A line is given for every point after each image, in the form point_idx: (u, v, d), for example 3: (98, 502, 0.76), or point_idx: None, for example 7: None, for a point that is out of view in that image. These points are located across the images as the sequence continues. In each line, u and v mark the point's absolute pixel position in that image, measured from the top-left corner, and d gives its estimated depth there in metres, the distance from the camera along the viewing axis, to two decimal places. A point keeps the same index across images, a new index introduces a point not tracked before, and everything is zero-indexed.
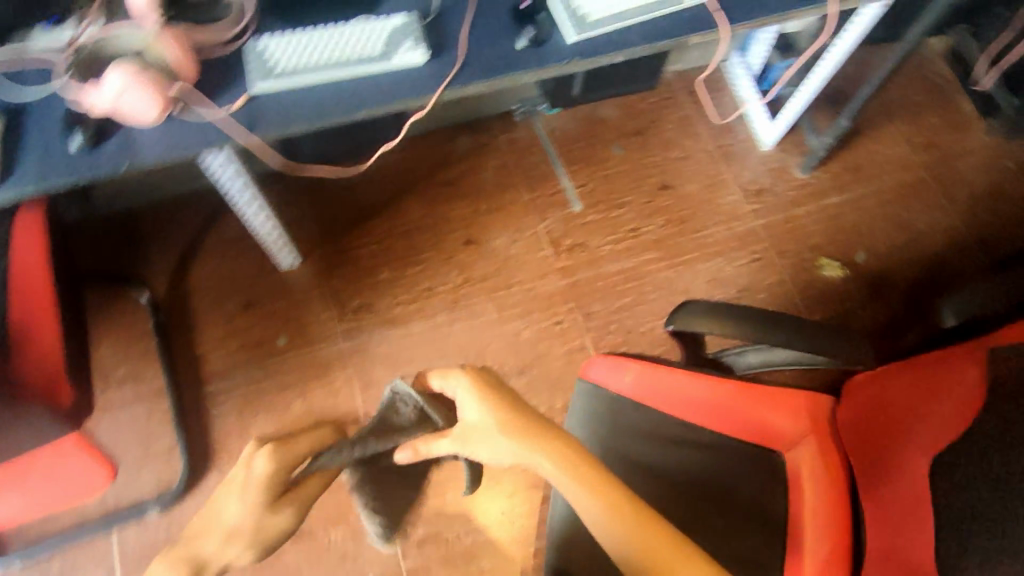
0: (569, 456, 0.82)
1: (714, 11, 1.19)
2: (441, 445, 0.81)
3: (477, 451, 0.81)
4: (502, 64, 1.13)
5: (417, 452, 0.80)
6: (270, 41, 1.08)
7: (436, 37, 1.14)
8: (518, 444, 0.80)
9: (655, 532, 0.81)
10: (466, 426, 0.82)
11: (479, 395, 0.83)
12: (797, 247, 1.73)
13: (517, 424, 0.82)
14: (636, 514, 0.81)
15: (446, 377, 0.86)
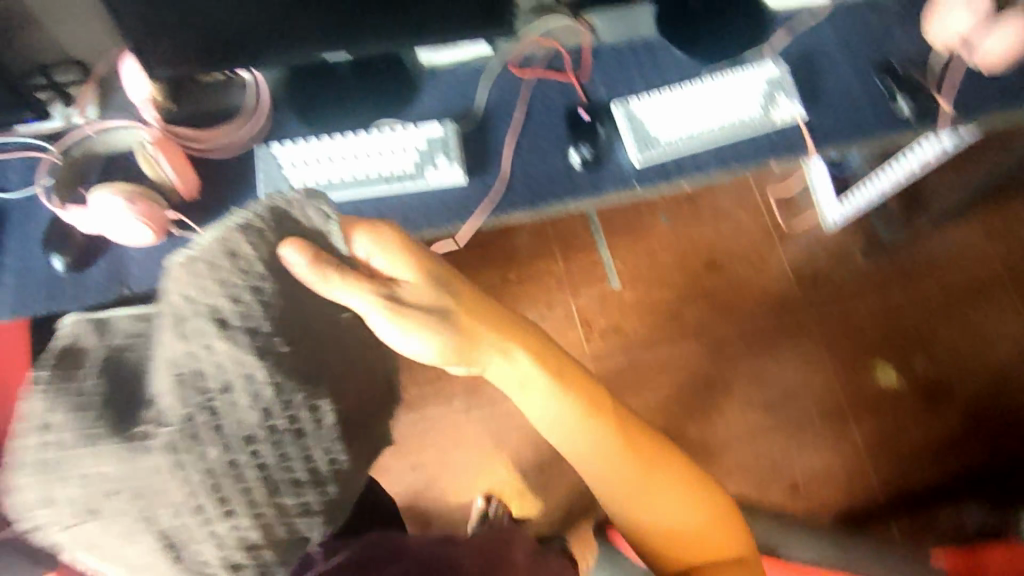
0: (546, 376, 0.71)
1: (805, 132, 1.02)
2: (360, 293, 0.61)
3: (408, 321, 0.64)
4: (551, 187, 0.97)
5: (314, 270, 0.58)
6: (284, 151, 0.95)
7: (478, 152, 0.99)
8: (494, 341, 0.70)
9: (653, 466, 0.75)
10: (407, 291, 0.66)
11: (414, 258, 0.67)
12: (846, 345, 1.58)
13: (471, 318, 0.69)
14: (627, 442, 0.74)
15: (377, 233, 0.67)
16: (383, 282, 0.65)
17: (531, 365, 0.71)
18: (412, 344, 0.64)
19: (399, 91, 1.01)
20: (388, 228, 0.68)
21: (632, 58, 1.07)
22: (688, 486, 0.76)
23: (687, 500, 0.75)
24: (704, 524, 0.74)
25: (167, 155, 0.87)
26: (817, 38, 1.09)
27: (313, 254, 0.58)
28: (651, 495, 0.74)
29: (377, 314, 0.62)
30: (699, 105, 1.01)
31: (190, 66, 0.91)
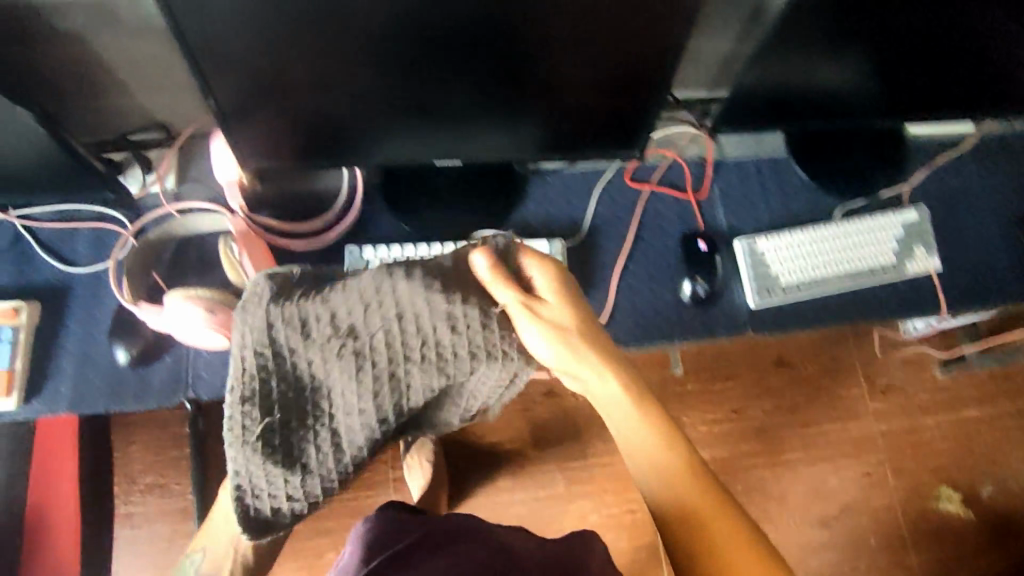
0: (630, 399, 0.64)
1: (939, 290, 0.93)
2: (505, 296, 0.63)
3: (537, 328, 0.63)
4: (658, 324, 0.89)
5: (491, 267, 0.63)
6: (376, 255, 0.87)
7: (581, 274, 0.91)
8: (588, 362, 0.63)
9: (659, 435, 0.63)
10: (548, 305, 0.64)
11: (559, 288, 0.65)
12: (914, 463, 1.48)
13: (589, 343, 0.64)
14: (648, 416, 0.64)
15: (532, 255, 0.65)
16: (530, 283, 0.65)
17: (619, 391, 0.64)
18: (533, 348, 0.64)
19: (503, 194, 0.92)
20: (539, 259, 0.65)
21: (757, 180, 0.97)
22: (681, 469, 0.61)
23: (670, 472, 0.61)
24: (691, 500, 0.59)
25: (254, 260, 0.80)
26: (962, 177, 0.99)
27: (494, 258, 0.64)
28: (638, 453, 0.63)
29: (515, 315, 0.63)
30: (829, 250, 0.91)
31: (288, 161, 0.85)
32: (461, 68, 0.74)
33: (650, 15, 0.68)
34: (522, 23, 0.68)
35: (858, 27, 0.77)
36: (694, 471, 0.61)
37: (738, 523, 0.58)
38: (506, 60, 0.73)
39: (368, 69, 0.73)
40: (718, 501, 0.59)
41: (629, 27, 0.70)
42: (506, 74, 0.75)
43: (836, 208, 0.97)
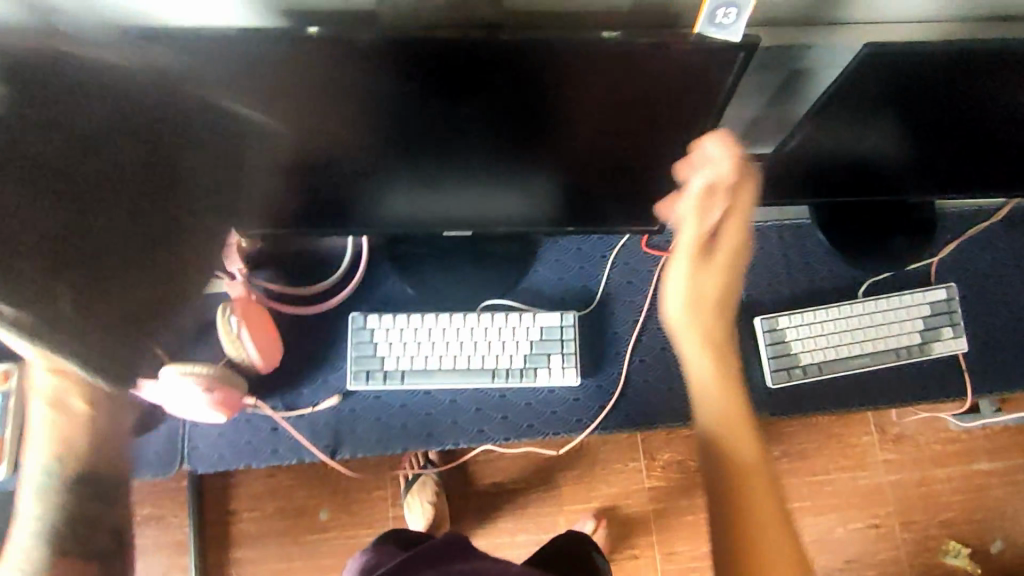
0: (716, 377, 0.59)
1: (965, 372, 0.89)
2: (685, 224, 0.60)
3: (682, 278, 0.61)
4: (671, 401, 0.86)
5: (710, 177, 0.59)
6: (380, 325, 0.83)
7: (593, 347, 0.87)
8: (698, 325, 0.60)
9: (731, 398, 0.59)
10: (713, 267, 0.61)
11: (732, 250, 0.61)
12: (922, 515, 1.45)
13: (716, 318, 0.61)
14: (728, 385, 0.59)
15: (745, 195, 0.60)
16: (709, 235, 0.61)
17: (711, 363, 0.60)
18: (670, 288, 0.62)
19: (514, 259, 0.89)
20: (738, 228, 0.61)
21: (779, 249, 0.93)
22: (737, 425, 0.58)
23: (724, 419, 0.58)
24: (748, 462, 0.56)
25: (252, 333, 0.77)
26: (994, 250, 0.94)
27: (709, 189, 0.60)
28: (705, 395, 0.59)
29: (678, 256, 0.61)
30: (851, 329, 0.88)
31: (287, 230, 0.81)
32: (475, 142, 0.71)
33: (678, 99, 0.65)
34: (547, 102, 0.66)
35: (899, 103, 0.75)
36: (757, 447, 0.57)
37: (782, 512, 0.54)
38: (527, 136, 0.70)
39: (376, 142, 0.70)
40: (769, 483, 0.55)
41: (656, 109, 0.67)
42: (524, 148, 0.72)
43: (861, 284, 0.93)
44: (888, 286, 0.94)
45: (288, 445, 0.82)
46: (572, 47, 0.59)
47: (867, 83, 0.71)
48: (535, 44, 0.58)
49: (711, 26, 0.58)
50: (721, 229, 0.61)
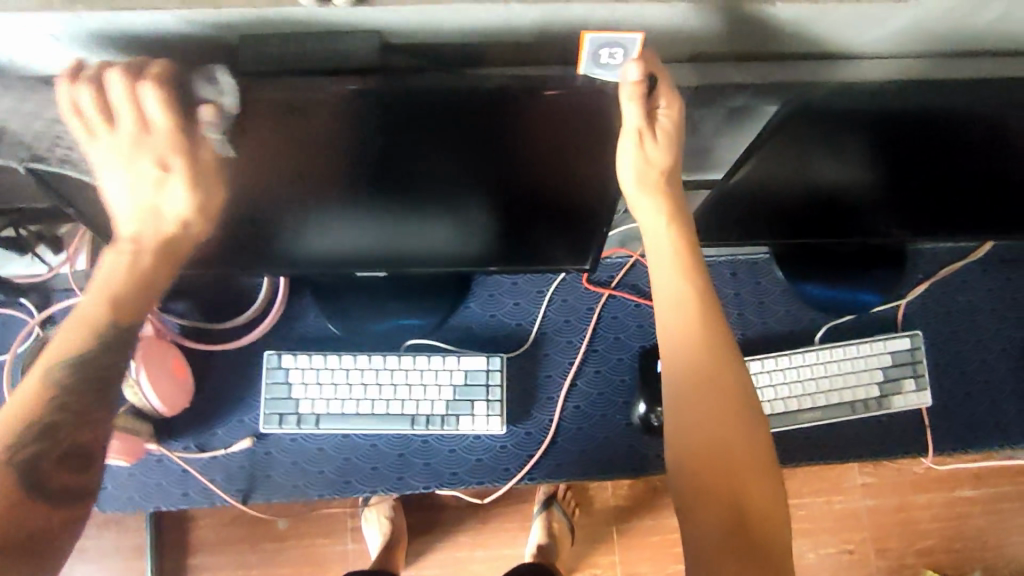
0: (677, 266, 0.63)
1: (927, 428, 0.83)
2: (626, 115, 0.55)
3: (632, 155, 0.60)
4: (605, 450, 0.81)
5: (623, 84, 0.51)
6: (296, 366, 0.79)
7: (524, 391, 0.83)
8: (651, 207, 0.63)
9: (694, 316, 0.61)
10: (660, 140, 0.58)
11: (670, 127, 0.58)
12: (899, 544, 1.37)
13: (666, 177, 0.63)
14: (689, 265, 0.63)
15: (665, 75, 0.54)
16: (651, 117, 0.56)
17: (666, 243, 0.64)
18: (619, 160, 0.61)
19: (445, 294, 0.84)
20: (673, 100, 0.55)
21: (731, 287, 0.88)
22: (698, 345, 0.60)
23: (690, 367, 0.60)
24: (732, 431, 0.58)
25: (152, 377, 0.74)
26: (968, 292, 0.88)
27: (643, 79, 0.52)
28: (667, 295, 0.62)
29: (623, 136, 0.58)
30: (803, 379, 0.82)
31: (195, 268, 0.77)
32: (374, 186, 0.65)
33: (588, 145, 0.60)
34: (447, 150, 0.60)
35: (848, 142, 0.68)
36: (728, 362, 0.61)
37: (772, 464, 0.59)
38: (431, 181, 0.64)
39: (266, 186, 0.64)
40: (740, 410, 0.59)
41: (568, 155, 0.61)
42: (432, 192, 0.66)
43: (819, 328, 0.87)
44: (847, 331, 0.87)
45: (202, 490, 0.78)
46: (463, 100, 0.52)
47: (807, 126, 0.65)
48: (418, 96, 0.52)
49: (595, 66, 0.52)
50: (660, 107, 0.56)
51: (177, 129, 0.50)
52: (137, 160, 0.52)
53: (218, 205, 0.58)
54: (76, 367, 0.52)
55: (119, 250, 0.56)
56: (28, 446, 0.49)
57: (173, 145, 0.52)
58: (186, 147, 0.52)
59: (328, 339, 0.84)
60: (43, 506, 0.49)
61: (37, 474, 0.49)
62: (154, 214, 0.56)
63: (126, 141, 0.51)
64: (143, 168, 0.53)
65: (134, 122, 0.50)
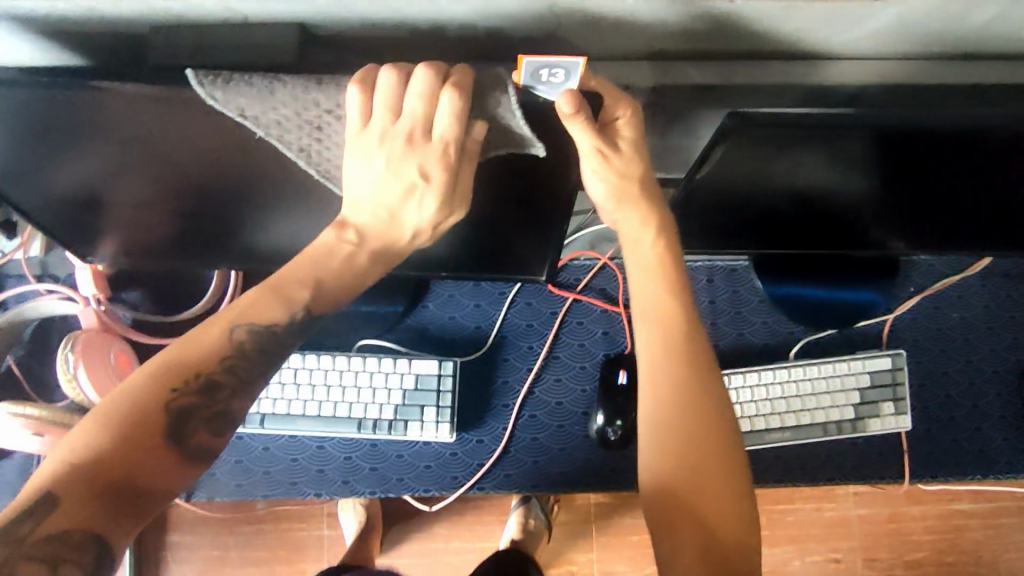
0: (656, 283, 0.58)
1: (905, 453, 0.78)
2: (577, 139, 0.50)
3: (599, 173, 0.55)
4: (560, 462, 0.78)
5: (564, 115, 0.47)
6: None
7: (478, 398, 0.79)
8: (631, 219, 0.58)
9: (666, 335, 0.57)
10: (625, 154, 0.53)
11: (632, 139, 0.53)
12: (889, 556, 1.32)
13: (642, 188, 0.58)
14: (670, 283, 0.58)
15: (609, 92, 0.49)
16: (609, 135, 0.51)
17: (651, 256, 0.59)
18: (586, 181, 0.57)
19: (401, 293, 0.81)
20: (628, 109, 0.51)
21: (706, 295, 0.82)
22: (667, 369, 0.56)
23: (661, 392, 0.56)
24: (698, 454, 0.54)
25: (91, 371, 0.71)
26: (961, 308, 0.82)
27: (580, 106, 0.47)
28: (642, 313, 0.58)
29: (583, 158, 0.53)
30: (773, 397, 0.78)
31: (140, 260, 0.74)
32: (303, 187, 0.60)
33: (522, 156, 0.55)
34: None
35: (816, 153, 0.57)
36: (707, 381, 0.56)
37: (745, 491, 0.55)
38: None
39: (196, 183, 0.61)
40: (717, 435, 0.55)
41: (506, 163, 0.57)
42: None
43: (796, 342, 0.81)
44: (827, 347, 0.82)
45: None
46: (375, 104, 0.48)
47: (761, 141, 0.55)
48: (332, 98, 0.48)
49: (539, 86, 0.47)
50: (617, 119, 0.51)
51: (455, 142, 0.48)
52: (392, 153, 0.48)
53: (455, 218, 0.54)
54: (259, 334, 0.48)
55: (342, 234, 0.51)
56: (189, 391, 0.45)
57: (445, 157, 0.49)
58: (455, 161, 0.49)
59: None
60: (176, 463, 0.44)
61: (182, 423, 0.44)
62: (395, 221, 0.51)
63: (402, 144, 0.48)
64: (405, 172, 0.49)
65: (392, 118, 0.47)
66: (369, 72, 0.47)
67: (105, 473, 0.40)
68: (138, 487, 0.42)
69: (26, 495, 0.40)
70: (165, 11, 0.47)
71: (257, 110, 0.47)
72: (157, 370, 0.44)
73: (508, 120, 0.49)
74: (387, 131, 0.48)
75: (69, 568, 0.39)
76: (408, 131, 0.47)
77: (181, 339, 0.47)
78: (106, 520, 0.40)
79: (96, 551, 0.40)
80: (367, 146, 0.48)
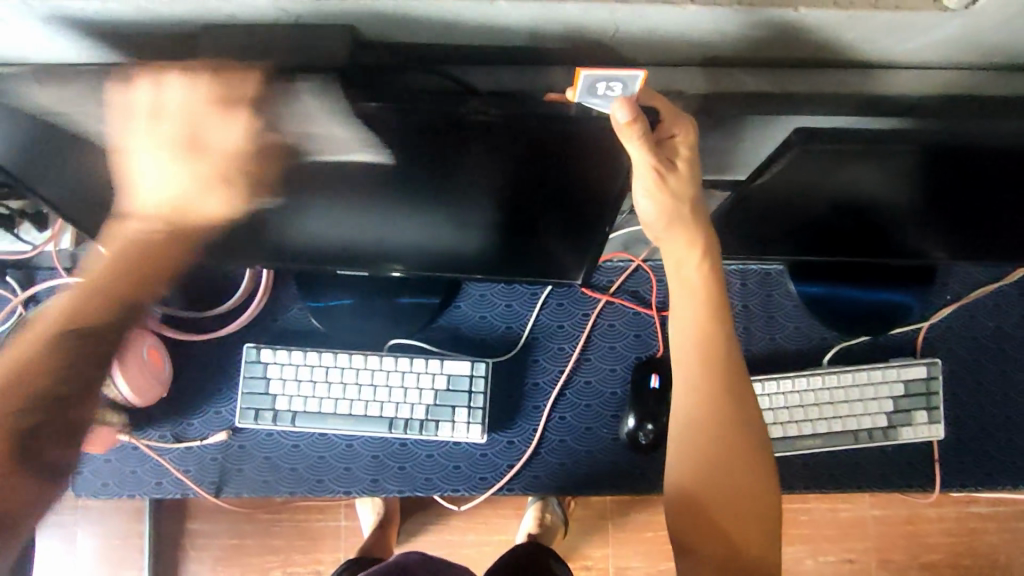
0: (694, 302, 0.60)
1: (936, 462, 0.78)
2: (632, 155, 0.50)
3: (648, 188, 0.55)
4: (590, 465, 0.78)
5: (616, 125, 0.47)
6: (275, 361, 0.77)
7: (508, 399, 0.79)
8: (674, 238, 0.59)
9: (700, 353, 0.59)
10: (679, 174, 0.54)
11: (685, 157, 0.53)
12: (902, 556, 1.31)
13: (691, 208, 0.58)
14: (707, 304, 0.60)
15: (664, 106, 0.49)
16: (663, 153, 0.52)
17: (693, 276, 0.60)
18: (639, 197, 0.57)
19: (434, 292, 0.81)
20: (683, 128, 0.51)
21: (739, 299, 0.82)
22: (699, 385, 0.59)
23: (694, 404, 0.59)
24: (726, 469, 0.57)
25: (126, 372, 0.71)
26: (997, 317, 0.81)
27: (637, 115, 0.47)
28: (679, 331, 0.61)
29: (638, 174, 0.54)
30: (805, 404, 0.77)
31: None
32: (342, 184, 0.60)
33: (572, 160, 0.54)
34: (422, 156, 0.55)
35: (867, 169, 0.57)
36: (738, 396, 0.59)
37: (772, 503, 0.58)
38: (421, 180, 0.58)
39: None
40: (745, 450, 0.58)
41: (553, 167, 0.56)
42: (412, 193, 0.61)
43: (829, 349, 0.81)
44: (860, 353, 0.81)
45: (175, 481, 0.77)
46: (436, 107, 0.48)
47: (817, 159, 0.55)
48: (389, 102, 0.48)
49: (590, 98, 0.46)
50: (672, 136, 0.51)
51: (236, 146, 0.52)
52: (159, 138, 0.51)
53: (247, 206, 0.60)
54: (73, 338, 0.51)
55: (144, 222, 0.55)
56: (31, 408, 0.48)
57: (213, 159, 0.53)
58: (238, 164, 0.54)
59: (311, 333, 0.81)
60: (32, 484, 0.48)
61: (35, 445, 0.48)
62: (180, 209, 0.55)
63: (176, 141, 0.51)
64: (176, 170, 0.53)
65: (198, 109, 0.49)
66: (162, 84, 0.48)
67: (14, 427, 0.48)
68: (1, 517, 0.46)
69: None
70: (217, 11, 0.46)
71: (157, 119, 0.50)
72: None
73: (322, 123, 0.50)
74: (162, 137, 0.51)
75: None
76: (187, 133, 0.51)
77: (12, 358, 0.50)
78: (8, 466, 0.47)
79: None
80: (150, 138, 0.51)
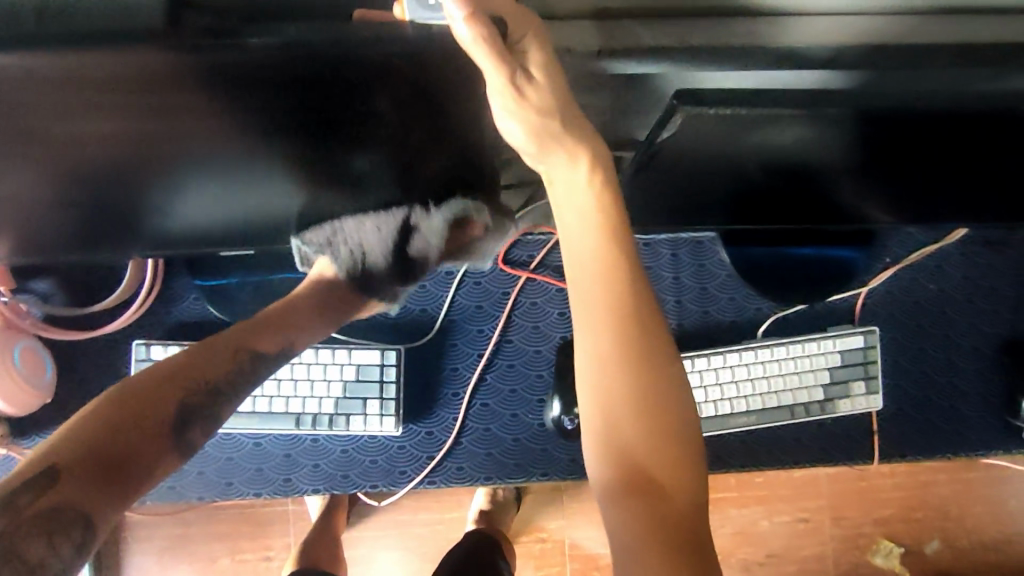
0: (595, 239, 0.49)
1: (875, 434, 0.74)
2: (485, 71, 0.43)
3: (517, 114, 0.46)
4: (515, 453, 0.74)
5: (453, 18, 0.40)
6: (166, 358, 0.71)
7: (425, 387, 0.74)
8: (560, 159, 0.49)
9: (605, 333, 0.49)
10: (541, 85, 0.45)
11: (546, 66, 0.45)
12: (860, 514, 1.26)
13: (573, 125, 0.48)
14: (610, 269, 0.49)
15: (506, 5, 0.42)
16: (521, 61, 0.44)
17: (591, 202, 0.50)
18: (501, 121, 0.48)
19: None
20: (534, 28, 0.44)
21: (669, 271, 0.77)
22: (612, 350, 0.49)
23: (607, 368, 0.48)
24: (650, 447, 0.48)
25: None
26: (937, 279, 0.77)
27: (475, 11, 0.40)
28: (579, 275, 0.50)
29: (493, 91, 0.45)
30: (738, 379, 0.73)
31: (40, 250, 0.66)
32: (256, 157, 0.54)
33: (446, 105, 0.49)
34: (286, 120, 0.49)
35: (789, 133, 0.51)
36: (654, 375, 0.49)
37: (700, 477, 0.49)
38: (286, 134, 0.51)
39: (80, 164, 0.53)
40: (669, 418, 0.48)
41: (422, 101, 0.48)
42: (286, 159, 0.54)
43: (765, 319, 0.76)
44: (796, 323, 0.77)
45: None
46: (293, 66, 0.43)
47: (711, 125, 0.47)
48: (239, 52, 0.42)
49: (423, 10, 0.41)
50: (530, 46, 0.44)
51: None
52: None
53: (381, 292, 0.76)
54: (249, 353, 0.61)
55: None
56: (190, 392, 0.54)
57: None
58: None
59: (208, 324, 0.75)
60: (168, 448, 0.50)
61: (186, 419, 0.52)
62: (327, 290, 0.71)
63: None
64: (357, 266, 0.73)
65: None
66: None
67: (100, 448, 0.45)
68: (128, 463, 0.46)
69: (30, 466, 0.42)
70: None
71: (369, 238, 0.66)
72: (163, 374, 0.53)
73: None
74: None
75: (58, 541, 0.40)
76: None
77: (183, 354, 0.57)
78: (98, 493, 0.43)
79: (84, 527, 0.41)
80: None
